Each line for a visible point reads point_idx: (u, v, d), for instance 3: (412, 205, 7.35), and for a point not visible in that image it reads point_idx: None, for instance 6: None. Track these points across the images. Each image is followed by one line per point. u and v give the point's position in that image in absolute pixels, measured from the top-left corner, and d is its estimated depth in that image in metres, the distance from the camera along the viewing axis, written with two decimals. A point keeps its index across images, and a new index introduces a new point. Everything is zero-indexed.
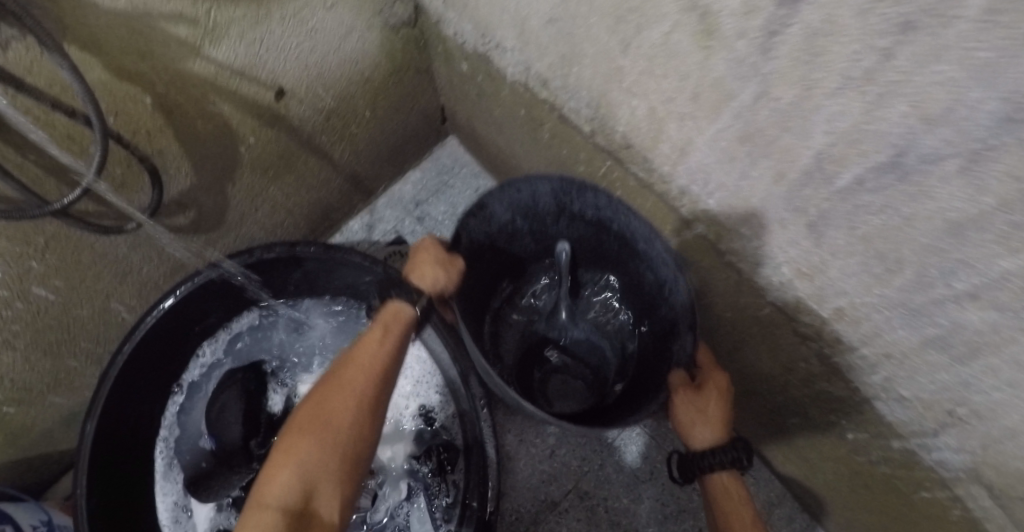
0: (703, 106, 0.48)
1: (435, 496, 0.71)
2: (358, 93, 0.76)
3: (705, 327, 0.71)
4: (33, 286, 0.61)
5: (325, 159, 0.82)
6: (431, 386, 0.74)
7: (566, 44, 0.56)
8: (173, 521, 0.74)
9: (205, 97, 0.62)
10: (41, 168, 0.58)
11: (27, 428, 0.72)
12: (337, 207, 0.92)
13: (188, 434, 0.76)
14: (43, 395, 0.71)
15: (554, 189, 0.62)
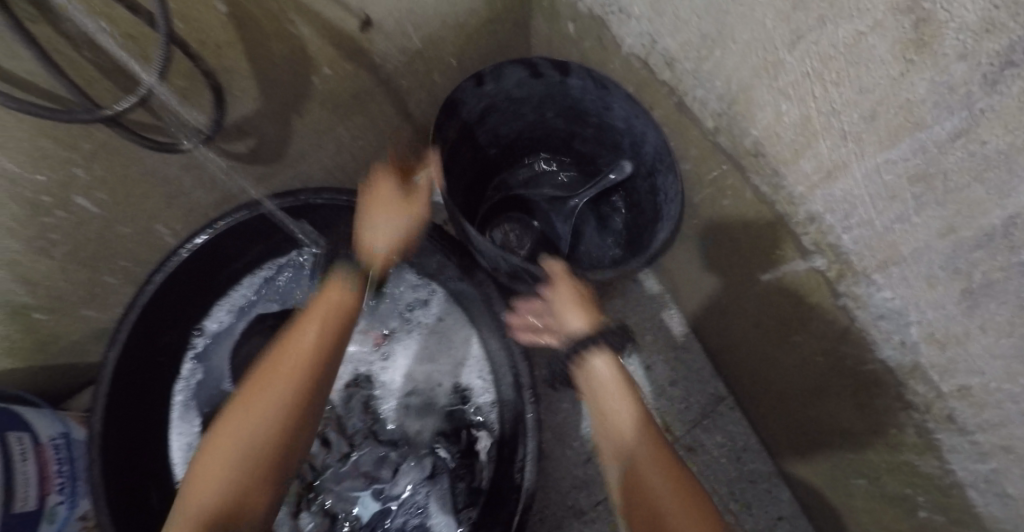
0: (878, 128, 0.40)
1: (458, 479, 0.63)
2: (447, 37, 0.68)
3: (780, 365, 0.62)
4: (76, 196, 0.59)
5: (398, 105, 0.74)
6: (473, 368, 0.68)
7: (712, 22, 0.47)
8: (185, 463, 0.71)
9: (283, 15, 0.55)
10: (96, 70, 0.54)
11: (55, 335, 0.69)
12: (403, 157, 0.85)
13: (211, 373, 0.73)
14: (75, 307, 0.68)
15: (659, 143, 0.58)
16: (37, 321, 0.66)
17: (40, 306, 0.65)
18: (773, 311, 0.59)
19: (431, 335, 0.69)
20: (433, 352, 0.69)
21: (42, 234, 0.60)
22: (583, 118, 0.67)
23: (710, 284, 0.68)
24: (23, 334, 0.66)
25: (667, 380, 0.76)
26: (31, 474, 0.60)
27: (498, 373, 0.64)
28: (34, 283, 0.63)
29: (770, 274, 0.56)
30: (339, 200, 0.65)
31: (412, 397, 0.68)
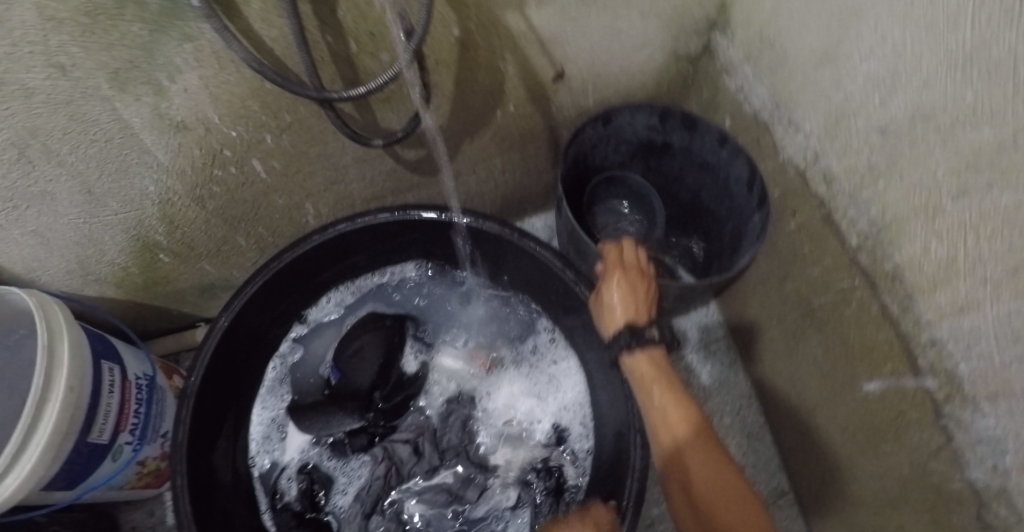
0: (1015, 283, 0.46)
1: (542, 515, 0.70)
2: (616, 101, 0.77)
3: (858, 472, 0.70)
4: (253, 158, 0.65)
5: (553, 152, 0.82)
6: (578, 416, 0.74)
7: (885, 157, 0.55)
8: (263, 438, 0.74)
9: (499, 52, 0.62)
10: (328, 51, 0.59)
11: (168, 280, 0.77)
12: (533, 199, 0.91)
13: (308, 357, 0.75)
14: (199, 259, 0.76)
15: (800, 219, 0.68)
16: (159, 262, 0.73)
17: (168, 249, 0.72)
18: (872, 417, 0.65)
19: (538, 374, 0.78)
20: (540, 391, 0.77)
21: (206, 184, 0.65)
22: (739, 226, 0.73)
23: (808, 381, 0.76)
24: (140, 271, 0.74)
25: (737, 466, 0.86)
26: (114, 408, 0.62)
27: (601, 425, 0.71)
28: (176, 228, 0.69)
29: (873, 383, 0.63)
30: (482, 227, 0.69)
31: (510, 426, 0.76)
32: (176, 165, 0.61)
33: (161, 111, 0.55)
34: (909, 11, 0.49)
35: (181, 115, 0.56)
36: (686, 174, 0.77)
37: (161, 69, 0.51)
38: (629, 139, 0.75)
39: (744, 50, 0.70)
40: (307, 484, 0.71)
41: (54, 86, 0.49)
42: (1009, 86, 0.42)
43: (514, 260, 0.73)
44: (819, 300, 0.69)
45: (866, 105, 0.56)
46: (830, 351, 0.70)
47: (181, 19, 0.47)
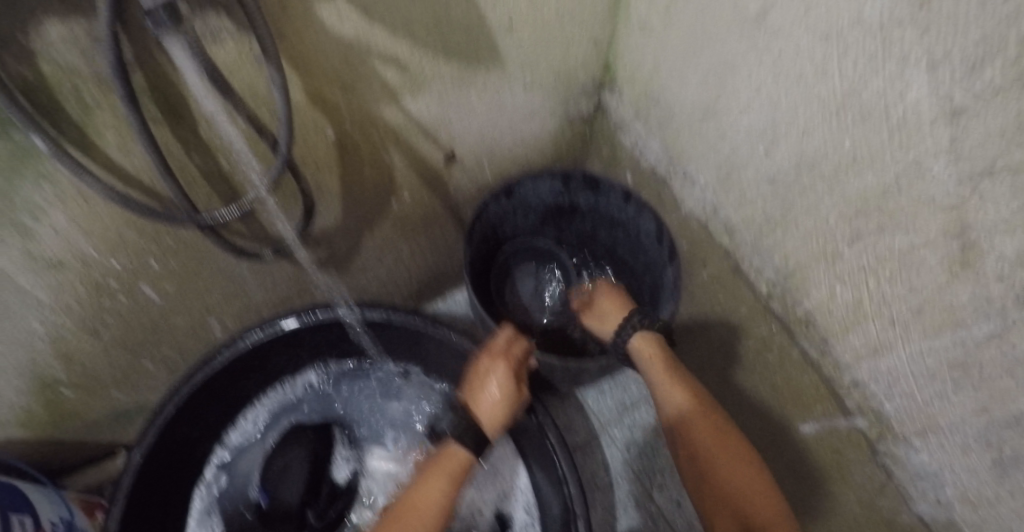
0: (923, 321, 0.46)
1: None
2: (519, 170, 0.77)
3: (812, 511, 0.68)
4: (143, 284, 0.60)
5: (461, 226, 0.80)
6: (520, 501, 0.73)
7: (779, 209, 0.56)
8: None
9: (383, 147, 0.61)
10: (200, 172, 0.56)
11: (76, 412, 0.67)
12: (450, 275, 0.87)
13: (234, 484, 0.71)
14: (106, 388, 0.68)
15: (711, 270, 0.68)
16: (63, 399, 0.65)
17: (70, 384, 0.64)
18: (815, 457, 0.64)
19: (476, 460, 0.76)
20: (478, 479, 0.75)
21: (98, 314, 0.60)
22: (654, 276, 0.71)
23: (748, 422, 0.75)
24: (44, 410, 0.64)
25: None
26: None
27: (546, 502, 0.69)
28: (73, 359, 0.62)
29: (809, 426, 0.63)
30: (390, 320, 0.66)
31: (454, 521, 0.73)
32: (60, 300, 0.56)
33: (34, 252, 0.51)
34: (776, 62, 0.49)
35: (57, 254, 0.52)
36: (599, 230, 0.76)
37: (24, 211, 0.48)
38: (536, 205, 0.74)
39: (634, 107, 0.70)
40: None
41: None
42: (885, 133, 0.42)
43: (431, 348, 0.70)
44: (744, 346, 0.69)
45: (752, 159, 0.56)
46: (762, 395, 0.69)
47: (32, 161, 0.45)
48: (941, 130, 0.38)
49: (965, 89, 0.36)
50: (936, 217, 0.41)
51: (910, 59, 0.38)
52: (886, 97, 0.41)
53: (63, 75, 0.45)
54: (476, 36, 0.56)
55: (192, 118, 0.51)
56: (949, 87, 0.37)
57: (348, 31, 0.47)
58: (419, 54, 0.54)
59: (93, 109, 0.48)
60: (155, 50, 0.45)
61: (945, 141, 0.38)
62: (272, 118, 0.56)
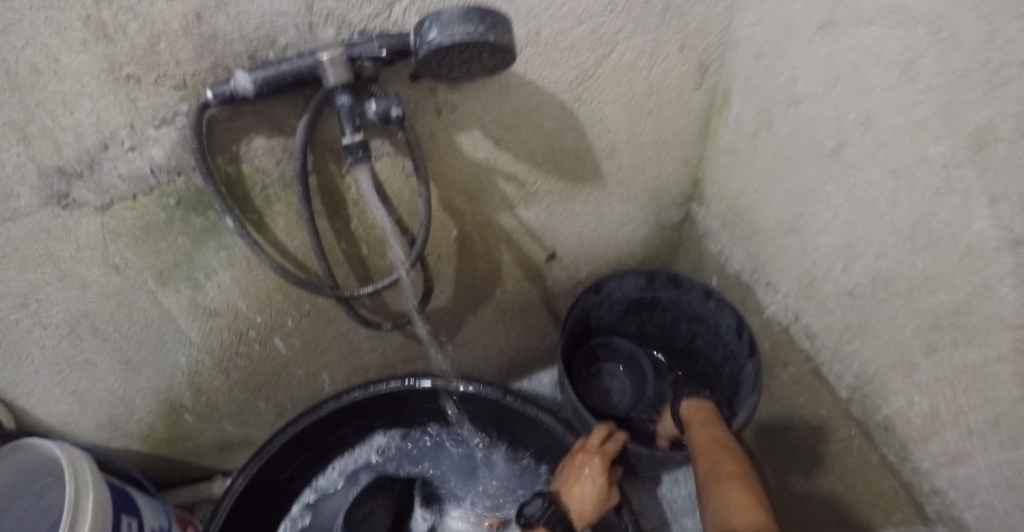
0: (999, 436, 0.50)
1: None
2: (610, 266, 0.85)
3: None
4: (275, 338, 0.70)
5: (552, 313, 0.87)
6: None
7: (856, 322, 0.61)
8: None
9: (495, 245, 0.71)
10: (344, 255, 0.66)
11: (192, 436, 0.79)
12: (537, 357, 0.94)
13: (319, 521, 0.78)
14: (221, 419, 0.78)
15: (795, 374, 0.72)
16: (184, 422, 0.76)
17: (193, 410, 0.75)
18: None
19: None
20: None
21: (232, 358, 0.70)
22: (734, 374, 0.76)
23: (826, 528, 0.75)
24: (165, 429, 0.76)
25: None
26: None
27: None
28: (202, 393, 0.73)
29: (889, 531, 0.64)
30: (484, 393, 0.72)
31: None
32: (206, 343, 0.68)
33: (198, 302, 0.63)
34: (854, 191, 0.56)
35: (214, 305, 0.64)
36: (677, 323, 0.82)
37: (199, 270, 0.61)
38: (620, 299, 0.81)
39: (720, 218, 0.78)
40: None
41: (107, 281, 0.58)
42: (954, 257, 0.49)
43: (517, 424, 0.75)
44: (821, 450, 0.71)
45: (833, 276, 0.62)
46: (840, 502, 0.70)
47: (218, 234, 0.58)
48: (1006, 257, 0.44)
49: (1022, 222, 0.42)
50: (1007, 338, 0.46)
51: (973, 195, 0.45)
52: (954, 226, 0.48)
53: (254, 173, 0.56)
54: (584, 159, 0.67)
55: (346, 212, 0.62)
56: (1007, 220, 0.43)
57: (480, 154, 0.60)
58: (534, 173, 0.66)
59: (272, 201, 0.60)
60: (331, 160, 0.57)
61: (1010, 267, 0.44)
62: (412, 219, 0.66)
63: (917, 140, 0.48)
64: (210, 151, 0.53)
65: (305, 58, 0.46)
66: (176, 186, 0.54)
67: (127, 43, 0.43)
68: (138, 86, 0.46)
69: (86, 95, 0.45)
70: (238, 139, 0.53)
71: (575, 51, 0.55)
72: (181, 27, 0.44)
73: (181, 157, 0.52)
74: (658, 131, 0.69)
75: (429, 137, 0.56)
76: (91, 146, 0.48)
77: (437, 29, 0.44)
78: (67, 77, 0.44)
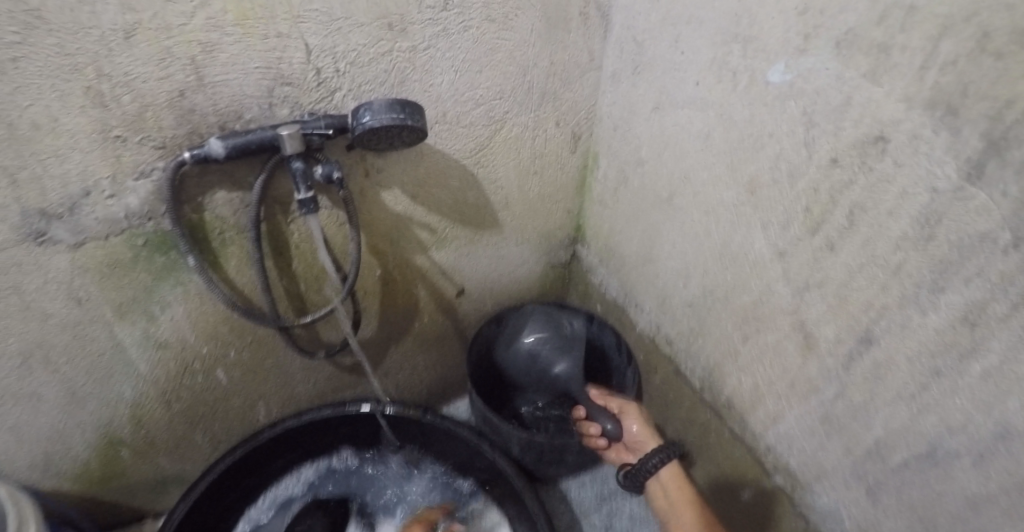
0: (796, 392, 0.68)
1: None
2: (512, 301, 1.01)
3: None
4: (217, 369, 0.77)
5: (464, 345, 0.99)
6: None
7: (697, 323, 0.80)
8: None
9: (413, 282, 0.85)
10: (285, 293, 0.76)
11: (125, 474, 0.81)
12: (456, 388, 1.06)
13: None
14: (157, 454, 0.82)
15: (665, 375, 0.89)
16: (120, 459, 0.79)
17: (130, 445, 0.78)
18: (754, 520, 0.80)
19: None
20: None
21: (175, 390, 0.76)
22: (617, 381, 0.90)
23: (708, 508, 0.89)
24: (100, 467, 0.78)
25: None
26: None
27: None
28: (141, 425, 0.77)
29: (746, 492, 0.79)
30: (407, 415, 0.81)
31: None
32: (153, 374, 0.73)
33: (151, 334, 0.70)
34: (681, 224, 0.78)
35: (166, 336, 0.71)
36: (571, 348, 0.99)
37: (155, 305, 0.68)
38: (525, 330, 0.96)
39: (598, 255, 0.98)
40: None
41: (67, 313, 0.64)
42: (746, 267, 0.70)
43: (438, 440, 0.84)
44: (691, 435, 0.87)
45: (677, 289, 0.82)
46: (713, 481, 0.85)
47: (178, 273, 0.68)
48: (775, 266, 0.66)
49: (783, 239, 0.64)
50: (786, 317, 0.67)
51: (751, 225, 0.68)
52: (744, 247, 0.69)
53: (215, 221, 0.68)
54: (484, 212, 0.85)
55: (289, 252, 0.73)
56: (775, 239, 0.65)
57: (399, 207, 0.76)
58: (444, 223, 0.82)
59: (227, 244, 0.70)
60: (279, 211, 0.70)
61: (778, 271, 0.66)
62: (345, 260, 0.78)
63: (717, 188, 0.71)
64: (179, 201, 0.64)
65: (266, 131, 0.60)
66: (145, 229, 0.63)
67: (120, 110, 0.55)
68: (123, 146, 0.57)
69: (77, 148, 0.55)
70: (201, 194, 0.65)
71: (473, 127, 0.75)
72: (168, 101, 0.57)
73: (153, 205, 0.62)
74: (543, 187, 0.89)
75: (360, 194, 0.72)
76: (75, 192, 0.57)
77: (369, 114, 0.61)
78: (64, 135, 0.54)
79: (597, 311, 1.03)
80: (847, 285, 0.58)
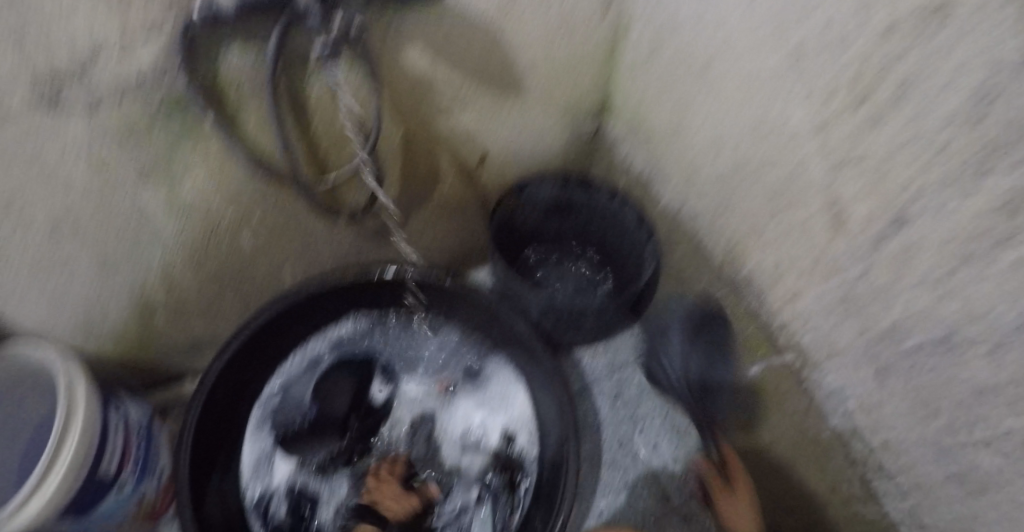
0: (818, 271, 0.67)
1: (499, 508, 0.83)
2: (535, 170, 0.99)
3: (762, 443, 0.85)
4: (242, 231, 0.78)
5: (483, 211, 1.00)
6: (525, 428, 0.87)
7: (723, 199, 0.78)
8: (253, 468, 0.84)
9: (436, 146, 0.83)
10: (306, 154, 0.73)
11: (162, 336, 0.87)
12: (476, 255, 1.09)
13: (288, 399, 0.86)
14: (190, 317, 0.87)
15: (684, 251, 0.89)
16: (154, 323, 0.84)
17: (163, 310, 0.83)
18: (761, 394, 0.83)
19: (488, 390, 0.91)
20: (488, 406, 0.90)
21: (203, 251, 0.78)
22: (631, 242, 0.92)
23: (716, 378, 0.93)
24: (137, 328, 0.84)
25: None
26: (118, 448, 0.75)
27: (545, 429, 0.84)
28: (173, 287, 0.80)
29: (755, 367, 0.81)
30: (428, 282, 0.84)
31: (467, 437, 0.89)
32: (179, 237, 0.74)
33: (176, 197, 0.70)
34: (716, 95, 0.73)
35: (191, 199, 0.71)
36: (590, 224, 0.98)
37: (178, 168, 0.67)
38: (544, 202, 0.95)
39: (625, 126, 0.94)
40: (295, 505, 0.82)
41: (88, 183, 0.64)
42: (782, 142, 0.66)
43: (458, 305, 0.87)
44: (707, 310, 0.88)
45: (707, 162, 0.78)
46: (727, 354, 0.87)
47: (197, 135, 0.65)
48: (810, 142, 0.62)
49: (824, 114, 0.59)
50: (819, 194, 0.63)
51: (790, 99, 0.63)
52: (780, 120, 0.65)
53: (234, 80, 0.62)
54: (508, 76, 0.80)
55: (308, 111, 0.69)
56: (817, 112, 0.60)
57: (421, 65, 0.71)
58: (467, 86, 0.77)
59: (244, 103, 0.65)
60: (297, 69, 0.64)
61: (813, 148, 0.62)
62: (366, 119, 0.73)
63: (762, 55, 0.64)
64: (192, 63, 0.58)
65: None
66: (163, 89, 0.60)
67: None
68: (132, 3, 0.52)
69: (81, 9, 0.50)
70: (214, 54, 0.59)
71: None
72: None
73: (166, 64, 0.57)
74: (572, 50, 0.82)
75: (380, 49, 0.66)
76: (83, 55, 0.53)
77: None
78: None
79: (622, 185, 1.01)
80: (888, 160, 0.54)
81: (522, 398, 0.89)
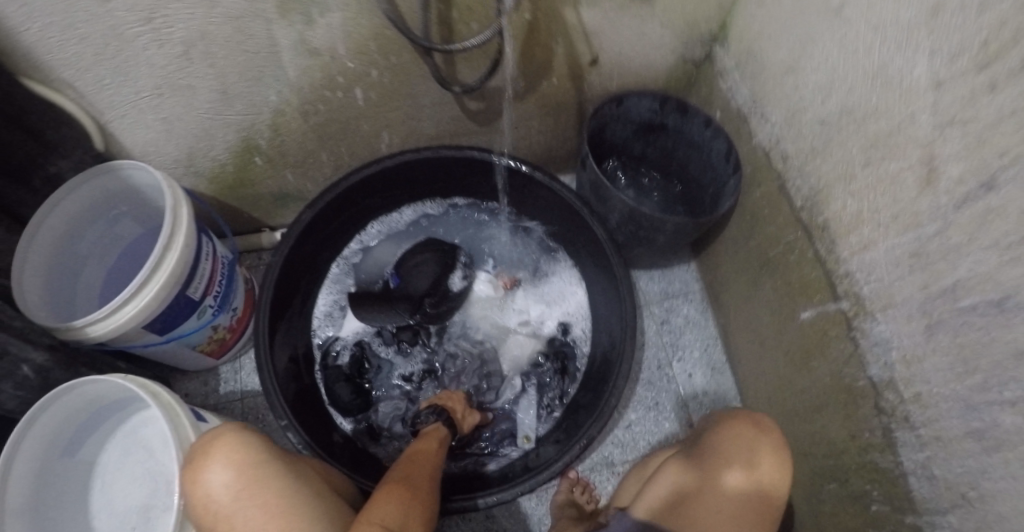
0: (897, 223, 0.68)
1: (546, 389, 0.91)
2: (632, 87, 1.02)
3: (798, 384, 0.89)
4: (356, 87, 0.79)
5: (578, 118, 1.04)
6: (579, 322, 0.95)
7: (820, 142, 0.80)
8: (326, 314, 0.94)
9: (555, 35, 0.83)
10: (438, 16, 0.73)
11: (253, 183, 0.90)
12: (558, 161, 1.16)
13: (370, 263, 0.95)
14: (285, 167, 0.89)
15: (762, 191, 0.93)
16: (253, 164, 0.86)
17: (263, 153, 0.85)
18: (806, 339, 0.86)
19: (550, 286, 0.98)
20: (548, 300, 0.97)
21: (315, 100, 0.79)
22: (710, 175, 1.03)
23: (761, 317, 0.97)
24: (235, 171, 0.86)
25: (701, 388, 1.06)
26: (206, 273, 0.75)
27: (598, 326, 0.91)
28: (279, 135, 0.83)
29: (808, 311, 0.85)
30: (518, 170, 0.87)
31: (525, 325, 0.96)
32: (297, 80, 0.75)
33: (305, 38, 0.69)
34: (842, 38, 0.73)
35: (319, 43, 0.70)
36: (677, 149, 1.06)
37: (314, 5, 0.64)
38: (635, 118, 1.04)
39: (735, 59, 0.95)
40: (359, 356, 0.90)
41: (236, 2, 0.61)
42: (895, 94, 0.67)
43: (540, 196, 0.92)
44: (773, 250, 0.92)
45: (813, 104, 0.80)
46: (781, 294, 0.91)
47: None
48: (928, 93, 0.62)
49: (944, 68, 0.59)
50: (917, 148, 0.64)
51: (919, 48, 0.62)
52: (902, 71, 0.65)
53: None
54: None
55: None
56: (934, 68, 0.61)
57: None
58: None
59: None
60: None
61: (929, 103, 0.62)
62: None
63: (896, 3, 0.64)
64: None
65: None
66: None
67: None
68: None
69: None
70: None
71: None
72: None
73: None
74: None
75: None
76: None
77: None
78: None
79: (716, 119, 1.04)
80: (992, 128, 0.54)
81: (580, 294, 0.96)
